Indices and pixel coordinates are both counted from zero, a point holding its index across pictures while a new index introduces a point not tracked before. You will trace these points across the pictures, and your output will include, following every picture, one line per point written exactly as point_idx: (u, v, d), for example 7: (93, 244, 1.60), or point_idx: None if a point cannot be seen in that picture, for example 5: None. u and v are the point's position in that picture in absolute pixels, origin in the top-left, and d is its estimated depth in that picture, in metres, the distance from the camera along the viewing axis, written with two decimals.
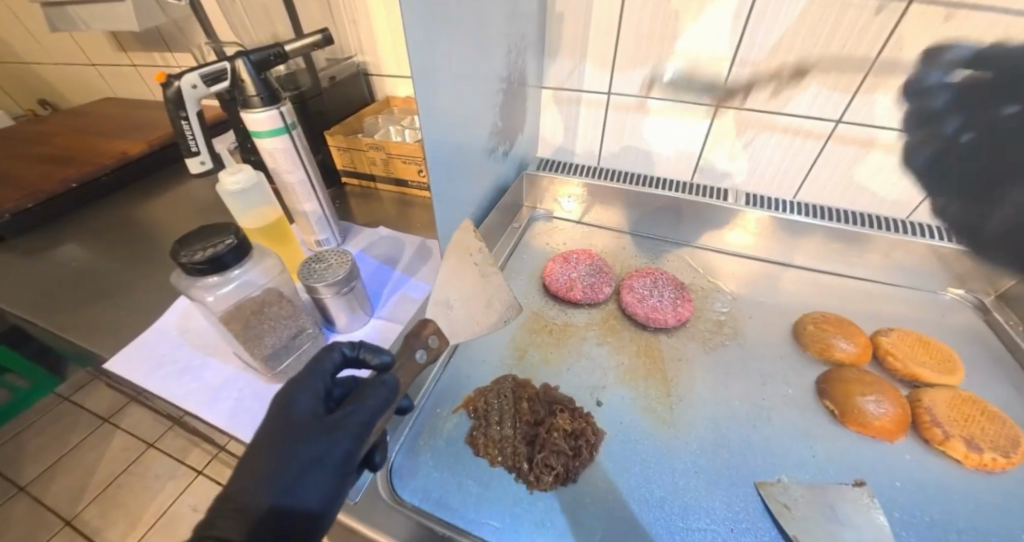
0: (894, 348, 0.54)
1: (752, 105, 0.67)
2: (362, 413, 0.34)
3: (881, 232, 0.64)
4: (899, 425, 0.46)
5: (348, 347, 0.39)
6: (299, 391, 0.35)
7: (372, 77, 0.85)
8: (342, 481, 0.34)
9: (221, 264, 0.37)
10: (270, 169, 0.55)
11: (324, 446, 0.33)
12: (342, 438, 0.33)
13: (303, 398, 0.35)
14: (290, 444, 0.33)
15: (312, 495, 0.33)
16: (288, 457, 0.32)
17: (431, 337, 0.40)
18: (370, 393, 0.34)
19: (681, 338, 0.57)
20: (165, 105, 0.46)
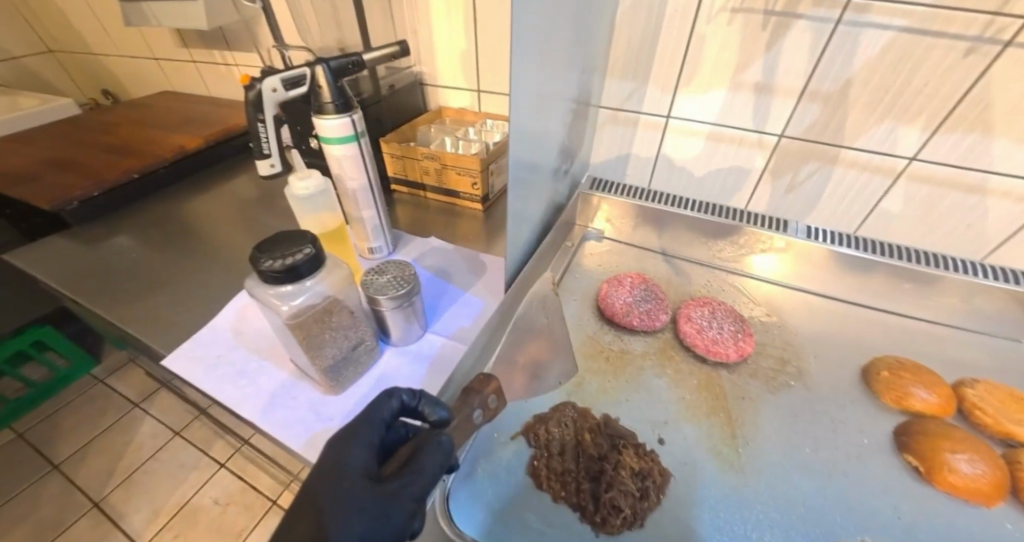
0: (981, 402, 0.50)
1: (823, 137, 0.64)
2: (420, 480, 0.30)
3: (957, 275, 0.60)
4: (995, 489, 0.42)
5: (407, 395, 0.36)
6: (351, 443, 0.32)
7: (427, 87, 0.86)
8: None
9: (297, 273, 0.36)
10: (334, 174, 0.56)
11: (373, 518, 0.29)
12: (399, 508, 0.29)
13: (354, 452, 0.32)
14: (336, 510, 0.29)
15: None
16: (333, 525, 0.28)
17: (490, 397, 0.39)
18: (427, 454, 0.31)
19: (743, 375, 0.54)
20: (246, 106, 0.48)
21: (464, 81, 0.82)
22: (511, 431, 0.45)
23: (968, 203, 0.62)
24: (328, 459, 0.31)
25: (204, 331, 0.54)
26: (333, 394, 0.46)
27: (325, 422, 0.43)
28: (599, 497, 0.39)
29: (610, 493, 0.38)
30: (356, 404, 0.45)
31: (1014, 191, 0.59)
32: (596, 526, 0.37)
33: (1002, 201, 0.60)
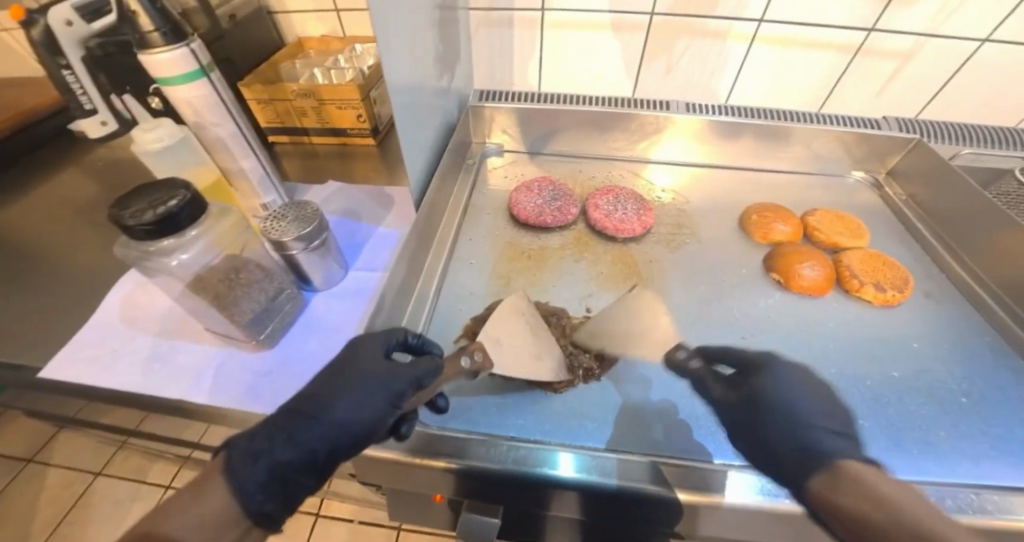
0: (817, 223, 0.63)
1: (684, 11, 0.69)
2: (422, 367, 0.35)
3: (801, 125, 0.70)
4: (827, 283, 0.56)
5: (412, 336, 0.40)
6: (365, 339, 0.36)
7: (277, 16, 0.75)
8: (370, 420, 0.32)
9: (175, 226, 0.33)
10: (192, 124, 0.49)
11: (382, 380, 0.33)
12: (402, 377, 0.34)
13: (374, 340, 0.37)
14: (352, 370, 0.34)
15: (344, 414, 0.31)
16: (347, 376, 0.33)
17: (476, 350, 0.39)
18: (427, 360, 0.36)
19: (647, 244, 0.62)
20: (36, 50, 0.41)
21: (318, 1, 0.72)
22: (452, 337, 0.49)
23: (802, 57, 0.72)
24: (345, 347, 0.36)
25: (83, 332, 0.47)
26: (265, 350, 0.44)
27: (265, 376, 0.42)
28: None
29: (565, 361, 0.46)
30: (293, 352, 0.44)
31: (831, 41, 0.70)
32: (551, 388, 0.44)
33: (825, 52, 0.71)
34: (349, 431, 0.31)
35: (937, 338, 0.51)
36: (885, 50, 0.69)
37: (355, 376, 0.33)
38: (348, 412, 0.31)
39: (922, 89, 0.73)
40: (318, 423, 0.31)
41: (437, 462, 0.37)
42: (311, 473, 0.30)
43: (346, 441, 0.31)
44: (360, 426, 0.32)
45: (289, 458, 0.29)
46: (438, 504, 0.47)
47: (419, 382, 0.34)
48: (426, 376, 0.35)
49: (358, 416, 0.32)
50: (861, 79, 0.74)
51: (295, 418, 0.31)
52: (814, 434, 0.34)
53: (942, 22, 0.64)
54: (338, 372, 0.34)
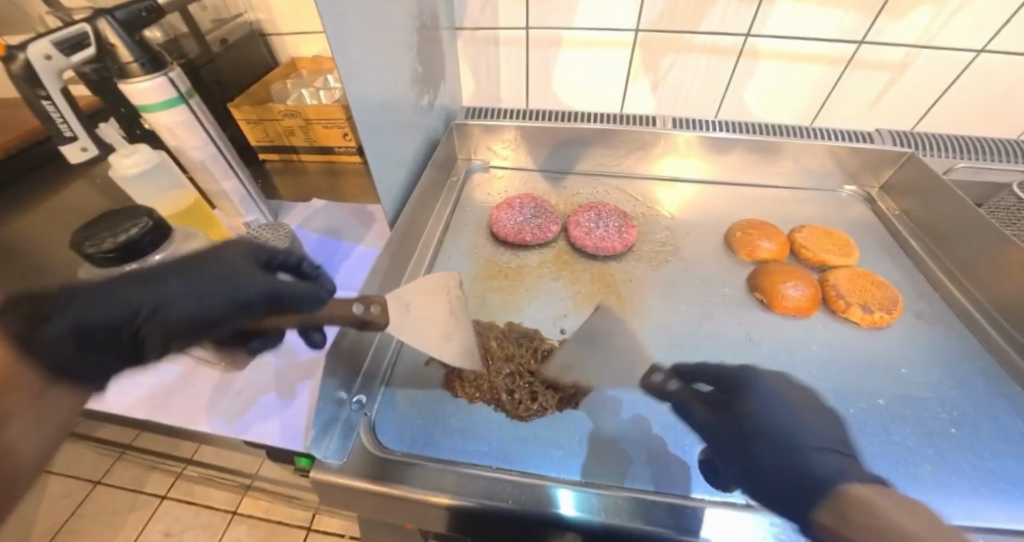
0: (804, 241, 0.61)
1: (668, 27, 0.69)
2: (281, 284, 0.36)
3: (791, 139, 0.69)
4: (813, 303, 0.54)
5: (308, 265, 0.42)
6: (237, 250, 0.38)
7: (269, 37, 0.76)
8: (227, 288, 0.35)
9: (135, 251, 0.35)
10: (173, 148, 0.50)
11: (245, 291, 0.35)
12: (259, 283, 0.35)
13: (241, 250, 0.38)
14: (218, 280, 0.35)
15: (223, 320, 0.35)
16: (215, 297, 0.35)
17: (372, 304, 0.38)
18: (308, 286, 0.37)
19: (629, 261, 0.61)
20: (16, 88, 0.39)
21: (308, 23, 0.73)
22: (425, 359, 0.49)
23: (790, 71, 0.71)
24: (219, 248, 0.38)
25: None
26: (235, 372, 0.45)
27: (233, 398, 0.43)
28: (512, 392, 0.45)
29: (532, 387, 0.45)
30: (263, 374, 0.45)
31: (819, 55, 0.69)
32: (517, 415, 0.44)
33: (813, 66, 0.70)
34: (186, 305, 0.34)
35: (927, 361, 0.50)
36: (876, 62, 0.68)
37: (217, 283, 0.35)
38: (186, 305, 0.34)
39: (916, 101, 0.71)
40: (173, 322, 0.33)
41: (411, 495, 0.36)
42: (165, 333, 0.33)
43: (212, 310, 0.34)
44: (199, 303, 0.34)
45: (114, 312, 0.32)
46: (407, 531, 0.46)
47: (272, 297, 0.35)
48: (285, 296, 0.35)
49: (211, 283, 0.34)
50: (852, 92, 0.72)
51: (141, 276, 0.34)
52: (819, 459, 0.30)
53: (934, 34, 0.63)
54: (204, 259, 0.36)
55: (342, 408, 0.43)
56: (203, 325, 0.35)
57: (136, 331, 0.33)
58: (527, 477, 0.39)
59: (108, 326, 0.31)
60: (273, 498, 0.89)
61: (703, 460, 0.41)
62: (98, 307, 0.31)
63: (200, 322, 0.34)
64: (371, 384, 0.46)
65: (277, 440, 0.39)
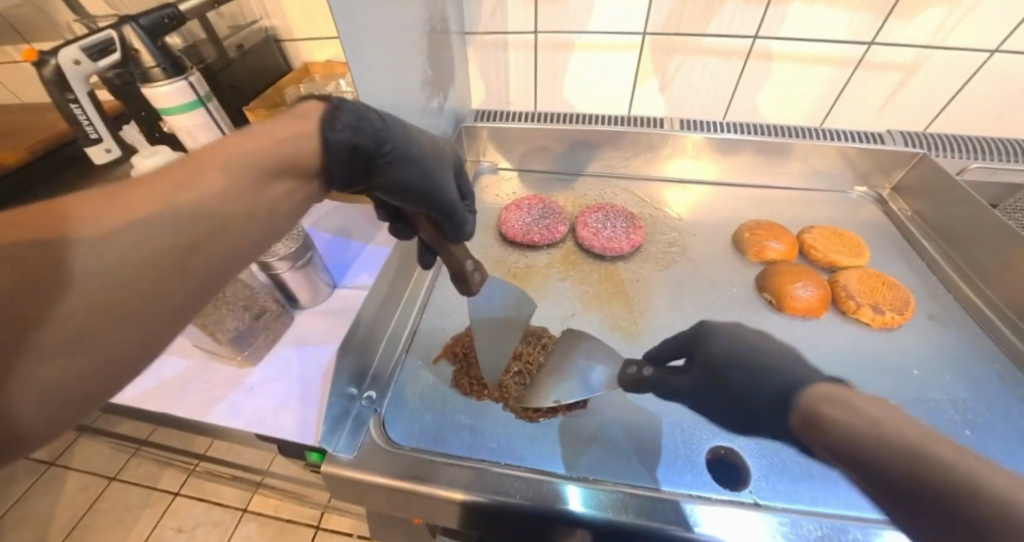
0: (815, 241, 0.61)
1: (676, 30, 0.69)
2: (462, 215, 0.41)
3: (799, 140, 0.69)
4: (823, 304, 0.54)
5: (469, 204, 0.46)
6: (447, 154, 0.41)
7: (283, 43, 0.78)
8: (405, 171, 0.35)
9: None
10: (192, 150, 0.52)
11: (437, 183, 0.38)
12: (453, 191, 0.39)
13: (442, 153, 0.41)
14: (421, 154, 0.37)
15: (395, 173, 0.35)
16: (414, 160, 0.36)
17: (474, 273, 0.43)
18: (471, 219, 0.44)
19: (637, 262, 0.61)
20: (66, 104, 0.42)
21: (321, 29, 0.75)
22: (433, 356, 0.49)
23: (800, 72, 0.71)
24: (433, 139, 0.41)
25: None
26: (249, 367, 0.46)
27: (246, 393, 0.44)
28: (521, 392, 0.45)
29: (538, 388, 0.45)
30: (274, 371, 0.46)
31: (828, 56, 0.68)
32: (527, 415, 0.44)
33: (823, 67, 0.70)
34: (401, 173, 0.35)
35: (940, 364, 0.49)
36: (887, 63, 0.67)
37: (424, 157, 0.37)
38: (409, 172, 0.36)
39: (928, 102, 0.70)
40: (376, 137, 0.33)
41: (424, 490, 0.37)
42: (341, 154, 0.31)
43: (383, 163, 0.34)
44: (417, 179, 0.36)
45: (378, 134, 0.33)
46: (415, 527, 0.46)
47: (450, 208, 0.39)
48: (455, 216, 0.40)
49: (406, 153, 0.35)
50: (863, 93, 0.72)
51: (393, 120, 0.36)
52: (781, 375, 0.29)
53: (946, 34, 0.62)
54: (421, 139, 0.38)
55: (352, 404, 0.43)
56: (394, 187, 0.36)
57: (372, 161, 0.33)
58: (535, 474, 0.39)
59: (365, 142, 0.32)
60: (282, 496, 0.90)
61: (710, 459, 0.41)
62: (363, 122, 0.32)
63: (384, 161, 0.34)
64: (381, 381, 0.46)
65: (288, 435, 0.40)
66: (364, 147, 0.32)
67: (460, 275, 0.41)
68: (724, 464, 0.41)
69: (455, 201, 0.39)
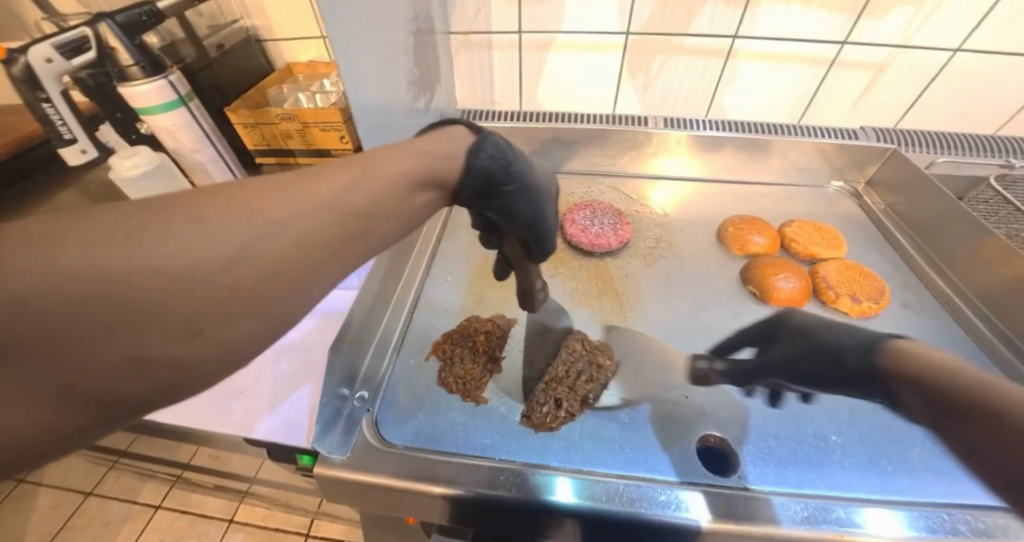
0: (795, 234, 0.63)
1: (658, 30, 0.71)
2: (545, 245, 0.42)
3: (777, 137, 0.71)
4: (803, 295, 0.56)
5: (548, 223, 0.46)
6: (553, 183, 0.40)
7: (265, 43, 0.77)
8: (522, 203, 0.33)
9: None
10: (172, 151, 0.51)
11: (541, 217, 0.36)
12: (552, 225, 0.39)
13: (551, 181, 0.40)
14: (538, 183, 0.35)
15: (512, 202, 0.33)
16: (532, 189, 0.34)
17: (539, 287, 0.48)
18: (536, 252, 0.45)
19: (625, 258, 0.62)
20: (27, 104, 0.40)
21: (304, 29, 0.74)
22: (424, 355, 0.49)
23: (777, 71, 0.73)
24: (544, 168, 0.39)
25: None
26: (237, 370, 0.45)
27: (236, 396, 0.43)
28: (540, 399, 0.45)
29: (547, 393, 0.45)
30: (263, 373, 0.45)
31: (804, 55, 0.71)
32: (546, 426, 0.43)
33: (799, 65, 0.72)
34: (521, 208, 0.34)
35: None
36: (860, 62, 0.70)
37: (537, 187, 0.35)
38: (522, 202, 0.33)
39: (899, 99, 0.73)
40: (504, 165, 0.30)
41: (422, 487, 0.37)
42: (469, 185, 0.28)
43: (500, 189, 0.31)
44: (528, 211, 0.34)
45: (507, 164, 0.30)
46: (411, 526, 0.46)
47: (537, 240, 0.38)
48: (539, 244, 0.39)
49: (527, 182, 0.33)
50: (837, 91, 0.74)
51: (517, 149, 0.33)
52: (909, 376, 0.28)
53: (912, 34, 0.65)
54: (537, 167, 0.36)
55: (343, 406, 0.43)
56: (510, 212, 0.34)
57: (496, 189, 0.31)
58: (531, 467, 0.39)
59: (498, 172, 0.30)
60: (271, 504, 0.88)
61: (701, 447, 0.42)
62: (502, 156, 0.30)
63: (503, 191, 0.31)
64: (372, 381, 0.46)
65: (277, 437, 0.40)
66: (495, 176, 0.29)
67: (527, 292, 0.47)
68: (714, 452, 0.42)
69: (550, 233, 0.39)
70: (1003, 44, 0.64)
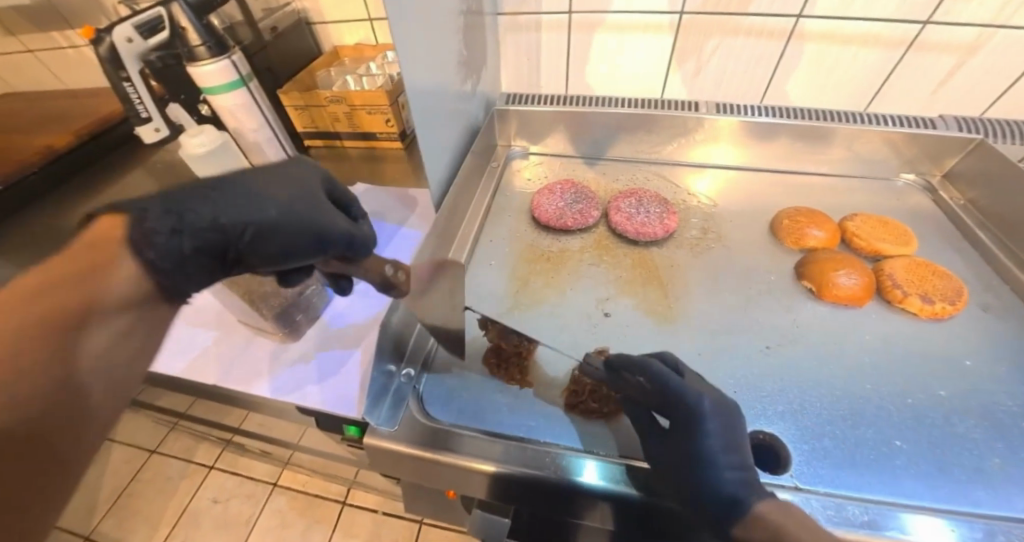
0: (858, 229, 0.59)
1: (715, 10, 0.67)
2: (331, 225, 0.35)
3: (840, 124, 0.66)
4: (865, 293, 0.52)
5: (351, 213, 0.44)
6: (299, 187, 0.37)
7: (315, 26, 0.78)
8: (282, 237, 0.34)
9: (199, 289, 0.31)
10: (232, 129, 0.53)
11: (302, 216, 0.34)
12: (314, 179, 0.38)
13: (270, 186, 0.35)
14: (234, 213, 0.31)
15: (281, 231, 0.33)
16: (261, 227, 0.32)
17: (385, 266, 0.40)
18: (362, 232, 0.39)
19: (671, 248, 0.61)
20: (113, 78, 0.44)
21: (352, 12, 0.75)
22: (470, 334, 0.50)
23: (845, 53, 0.68)
24: (285, 183, 0.36)
25: None
26: (291, 342, 0.47)
27: (289, 366, 0.45)
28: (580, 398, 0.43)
29: (596, 384, 0.43)
30: (314, 346, 0.47)
31: (877, 36, 0.65)
32: (586, 418, 0.42)
33: (871, 47, 0.66)
34: (278, 224, 0.33)
35: (993, 356, 0.47)
36: (942, 43, 0.64)
37: (222, 200, 0.32)
38: (269, 243, 0.33)
39: (986, 84, 0.66)
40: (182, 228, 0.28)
41: (468, 463, 0.38)
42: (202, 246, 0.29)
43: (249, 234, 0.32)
44: (292, 241, 0.34)
45: (218, 226, 0.30)
46: (450, 500, 0.48)
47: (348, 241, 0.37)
48: (355, 244, 0.38)
49: (246, 214, 0.32)
50: (911, 76, 0.68)
51: (218, 190, 0.32)
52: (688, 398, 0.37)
53: (1009, 11, 0.59)
54: (272, 192, 0.35)
55: (390, 379, 0.44)
56: (271, 254, 0.34)
57: (228, 251, 0.31)
58: (572, 450, 0.39)
59: (216, 240, 0.30)
60: (312, 472, 0.92)
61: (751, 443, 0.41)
62: (189, 219, 0.29)
63: (258, 230, 0.32)
64: (418, 357, 0.47)
65: (328, 405, 0.42)
66: (214, 244, 0.30)
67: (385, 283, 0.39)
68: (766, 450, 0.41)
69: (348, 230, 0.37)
70: None
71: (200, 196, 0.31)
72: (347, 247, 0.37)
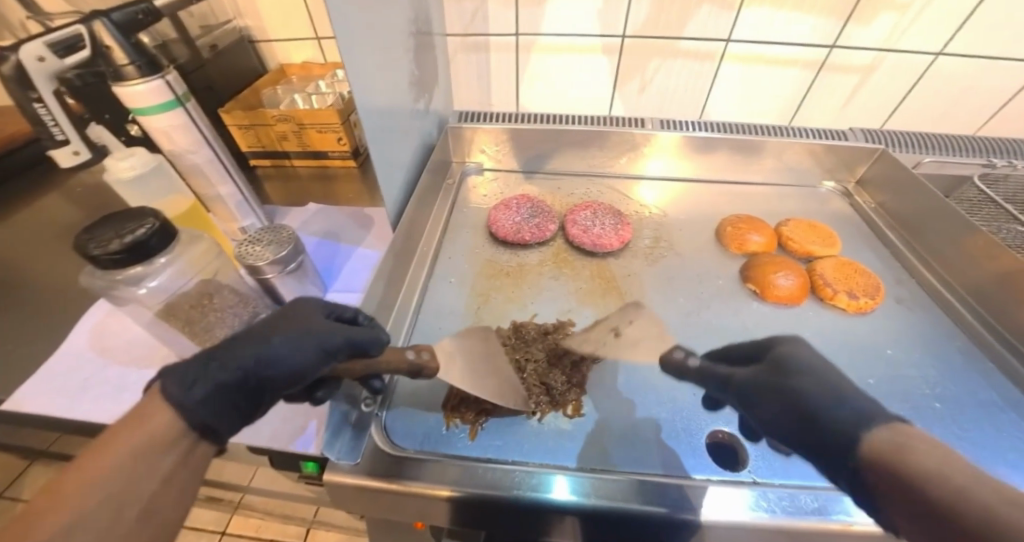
0: (791, 233, 0.64)
1: (652, 33, 0.72)
2: (329, 338, 0.33)
3: (769, 138, 0.72)
4: (801, 293, 0.57)
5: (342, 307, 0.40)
6: (303, 312, 0.35)
7: (259, 44, 0.76)
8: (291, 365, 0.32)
9: (209, 433, 0.27)
10: (168, 151, 0.50)
11: (310, 339, 0.33)
12: (307, 302, 0.37)
13: (258, 326, 0.33)
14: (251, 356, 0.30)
15: (283, 363, 0.31)
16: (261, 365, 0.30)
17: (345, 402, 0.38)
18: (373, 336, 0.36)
19: (626, 257, 0.63)
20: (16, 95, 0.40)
21: (297, 29, 0.73)
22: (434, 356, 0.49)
23: (768, 74, 0.75)
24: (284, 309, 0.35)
25: (53, 363, 0.48)
26: None
27: None
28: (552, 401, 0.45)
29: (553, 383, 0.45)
30: None
31: (794, 59, 0.72)
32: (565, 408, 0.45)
33: (790, 69, 0.74)
34: (282, 359, 0.31)
35: (908, 343, 0.52)
36: (848, 66, 0.72)
37: (240, 350, 0.30)
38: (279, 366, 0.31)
39: (885, 101, 0.75)
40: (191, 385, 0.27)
41: (436, 491, 0.37)
42: (222, 403, 0.28)
43: (272, 376, 0.31)
44: (296, 362, 0.32)
45: (242, 371, 0.29)
46: (417, 531, 0.46)
47: (350, 345, 0.34)
48: (356, 341, 0.35)
49: (263, 354, 0.31)
50: (825, 94, 0.76)
51: (232, 341, 0.31)
52: None
53: (897, 39, 0.67)
54: (271, 328, 0.33)
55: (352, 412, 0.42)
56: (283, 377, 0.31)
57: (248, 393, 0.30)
58: (540, 467, 0.39)
59: (230, 382, 0.28)
60: (267, 515, 0.85)
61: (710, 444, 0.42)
62: (194, 375, 0.28)
63: (280, 374, 0.31)
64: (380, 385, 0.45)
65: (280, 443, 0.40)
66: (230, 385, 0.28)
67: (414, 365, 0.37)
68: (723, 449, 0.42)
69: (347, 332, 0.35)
70: (983, 48, 0.67)
71: (220, 347, 0.30)
72: (351, 350, 0.35)
